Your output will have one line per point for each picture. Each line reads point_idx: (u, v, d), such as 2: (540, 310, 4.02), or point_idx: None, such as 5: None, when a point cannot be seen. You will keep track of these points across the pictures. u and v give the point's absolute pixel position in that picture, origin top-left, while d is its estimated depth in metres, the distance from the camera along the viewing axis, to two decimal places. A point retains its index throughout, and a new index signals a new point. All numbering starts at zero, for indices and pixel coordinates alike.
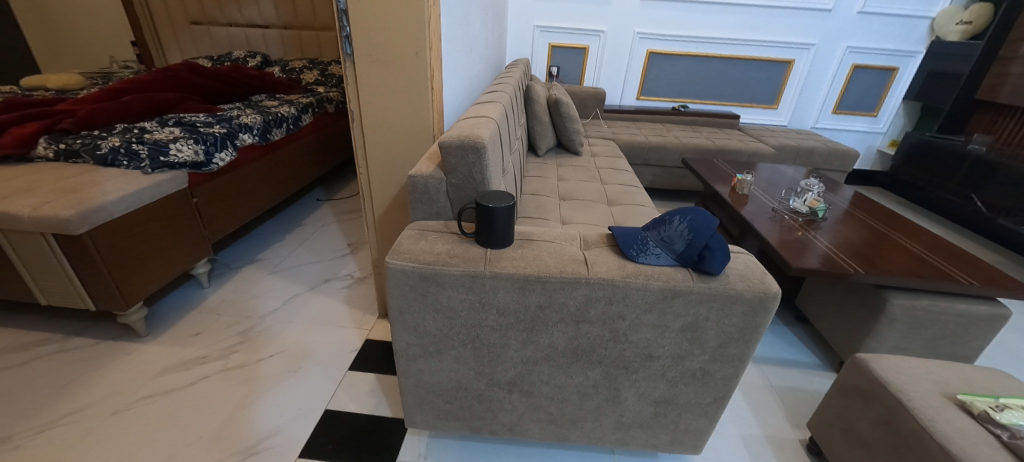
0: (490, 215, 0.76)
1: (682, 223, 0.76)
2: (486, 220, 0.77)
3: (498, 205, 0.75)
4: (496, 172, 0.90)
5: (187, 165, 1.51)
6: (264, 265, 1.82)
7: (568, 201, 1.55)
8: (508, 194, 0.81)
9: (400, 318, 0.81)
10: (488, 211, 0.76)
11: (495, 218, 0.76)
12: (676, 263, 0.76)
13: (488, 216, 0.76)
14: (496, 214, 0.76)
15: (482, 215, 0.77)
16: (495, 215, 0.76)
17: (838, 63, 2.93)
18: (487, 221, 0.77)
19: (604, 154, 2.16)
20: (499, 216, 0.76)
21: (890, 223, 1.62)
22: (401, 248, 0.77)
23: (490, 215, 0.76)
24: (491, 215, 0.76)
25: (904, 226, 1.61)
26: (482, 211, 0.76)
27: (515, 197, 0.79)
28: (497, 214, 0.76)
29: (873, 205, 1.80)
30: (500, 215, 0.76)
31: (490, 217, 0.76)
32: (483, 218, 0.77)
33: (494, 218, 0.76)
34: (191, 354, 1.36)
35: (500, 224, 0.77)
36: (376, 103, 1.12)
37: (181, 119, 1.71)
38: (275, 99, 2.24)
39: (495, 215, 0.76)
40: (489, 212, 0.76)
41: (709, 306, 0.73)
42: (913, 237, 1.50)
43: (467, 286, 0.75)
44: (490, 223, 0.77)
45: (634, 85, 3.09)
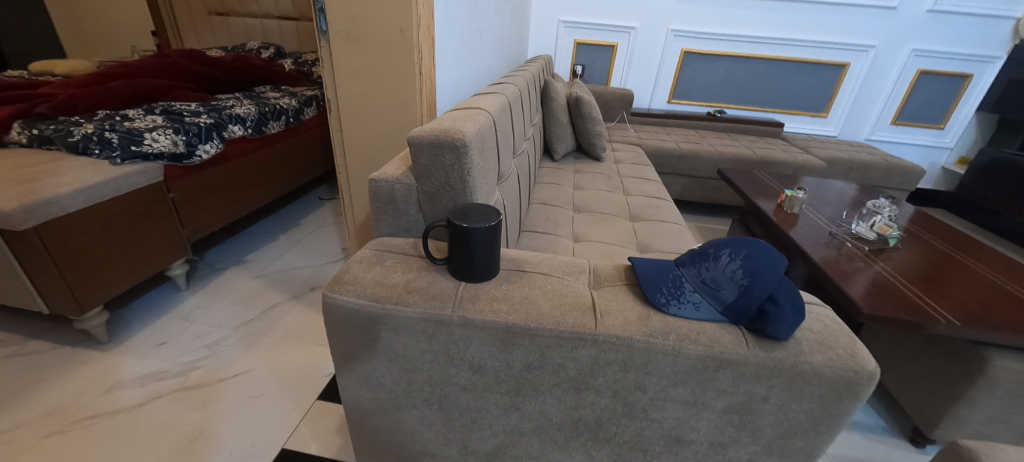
0: (466, 239, 0.56)
1: (735, 262, 0.54)
2: (461, 245, 0.57)
3: (476, 226, 0.55)
4: (486, 178, 0.71)
5: (165, 157, 1.37)
6: (249, 268, 1.68)
7: (584, 214, 1.33)
8: (496, 209, 0.61)
9: (347, 365, 0.62)
10: (464, 233, 0.56)
11: (471, 243, 0.56)
12: (724, 318, 0.54)
13: (464, 241, 0.56)
14: (474, 237, 0.56)
15: (456, 239, 0.57)
16: (473, 239, 0.56)
17: (901, 68, 2.60)
18: (462, 246, 0.57)
19: (629, 160, 1.93)
20: (478, 241, 0.56)
21: (961, 246, 1.36)
22: (348, 275, 0.58)
23: (466, 239, 0.56)
24: (466, 238, 0.56)
25: (978, 249, 1.34)
26: (457, 234, 0.56)
27: (503, 214, 0.59)
28: (476, 238, 0.56)
29: (934, 221, 1.53)
30: (479, 240, 0.56)
31: (466, 242, 0.56)
32: (458, 243, 0.57)
33: (472, 244, 0.56)
34: (150, 367, 1.21)
35: (480, 251, 0.57)
36: (354, 90, 0.95)
37: (169, 108, 1.59)
38: (278, 91, 2.12)
39: (473, 239, 0.56)
40: (465, 236, 0.56)
41: (767, 384, 0.52)
42: (995, 266, 1.23)
43: (430, 335, 0.55)
44: (466, 249, 0.57)
45: (665, 87, 2.84)
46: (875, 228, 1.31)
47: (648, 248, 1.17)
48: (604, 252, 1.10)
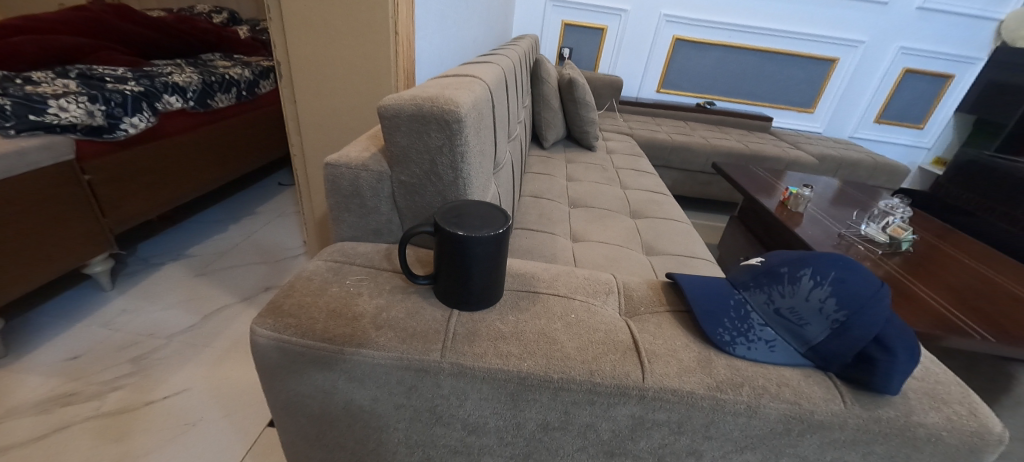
0: (462, 252, 0.40)
1: (823, 288, 0.41)
2: (455, 260, 0.41)
3: (476, 234, 0.39)
4: (482, 167, 0.54)
5: (79, 129, 1.11)
6: (191, 263, 1.44)
7: (581, 209, 1.19)
8: (501, 208, 0.45)
9: (291, 421, 0.45)
10: (459, 244, 0.40)
11: (469, 257, 0.40)
12: (808, 363, 0.41)
13: (458, 254, 0.40)
14: (474, 250, 0.40)
15: (447, 251, 0.41)
16: (471, 252, 0.40)
17: (888, 65, 2.58)
18: (456, 262, 0.41)
19: (622, 150, 1.80)
20: (480, 256, 0.40)
21: (955, 245, 1.33)
22: (292, 301, 0.41)
23: (462, 251, 0.40)
24: (462, 250, 0.40)
25: (984, 253, 1.29)
26: (448, 244, 0.40)
27: (511, 215, 0.43)
28: (476, 251, 0.40)
29: (926, 219, 1.49)
30: (479, 254, 0.40)
31: (463, 256, 0.40)
32: (451, 257, 0.41)
33: (471, 259, 0.40)
34: (57, 388, 0.99)
35: (481, 269, 0.41)
36: (311, 51, 0.76)
37: (88, 71, 1.32)
38: (229, 60, 1.85)
39: (472, 253, 0.40)
40: (462, 247, 0.40)
41: (863, 451, 0.39)
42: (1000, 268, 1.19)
43: (409, 387, 0.39)
44: (461, 264, 0.41)
45: (655, 76, 2.72)
46: (888, 229, 1.21)
47: (655, 249, 1.04)
48: (608, 254, 0.96)
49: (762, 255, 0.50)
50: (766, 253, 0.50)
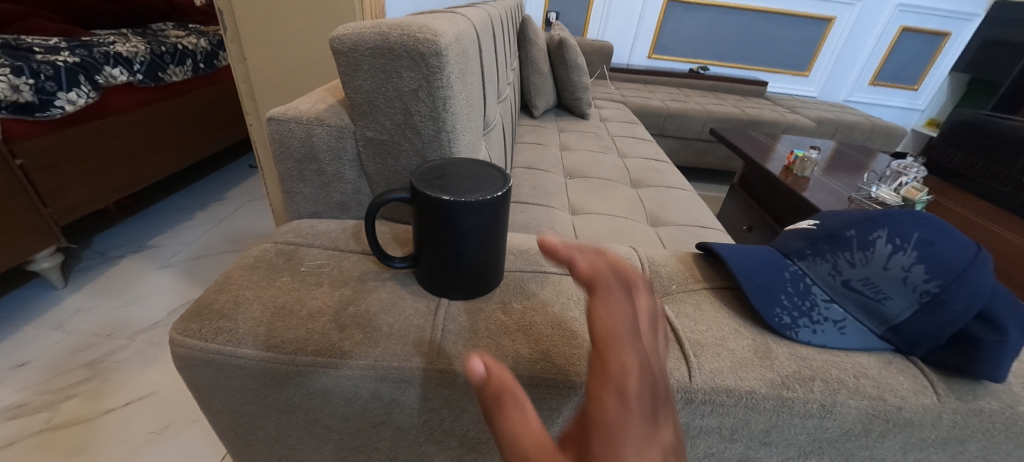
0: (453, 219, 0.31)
1: (906, 254, 0.32)
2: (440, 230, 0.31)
3: (465, 199, 0.30)
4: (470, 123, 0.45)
5: (3, 107, 0.97)
6: (154, 255, 1.32)
7: (577, 179, 1.10)
8: (498, 168, 0.35)
9: (242, 446, 0.36)
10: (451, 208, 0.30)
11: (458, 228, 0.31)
12: (887, 346, 0.33)
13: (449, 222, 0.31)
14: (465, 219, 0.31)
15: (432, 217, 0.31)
16: (460, 222, 0.31)
17: (885, 24, 2.49)
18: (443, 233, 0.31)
19: (616, 118, 1.70)
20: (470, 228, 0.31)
21: (961, 201, 1.28)
22: (226, 298, 0.31)
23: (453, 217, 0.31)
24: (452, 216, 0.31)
25: (997, 213, 1.23)
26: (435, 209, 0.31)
27: (511, 176, 0.34)
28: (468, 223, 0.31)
29: (934, 179, 1.43)
30: (471, 224, 0.31)
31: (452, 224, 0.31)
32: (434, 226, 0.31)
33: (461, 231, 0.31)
34: (2, 400, 0.88)
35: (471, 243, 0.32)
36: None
37: (13, 41, 1.15)
38: (183, 30, 1.68)
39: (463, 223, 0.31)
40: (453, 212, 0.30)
41: (954, 450, 0.31)
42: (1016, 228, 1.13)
43: (388, 400, 0.30)
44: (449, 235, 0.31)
45: (646, 41, 2.60)
46: (901, 191, 1.15)
47: (660, 220, 0.95)
48: (611, 226, 0.87)
49: (813, 219, 0.42)
50: (818, 217, 0.42)
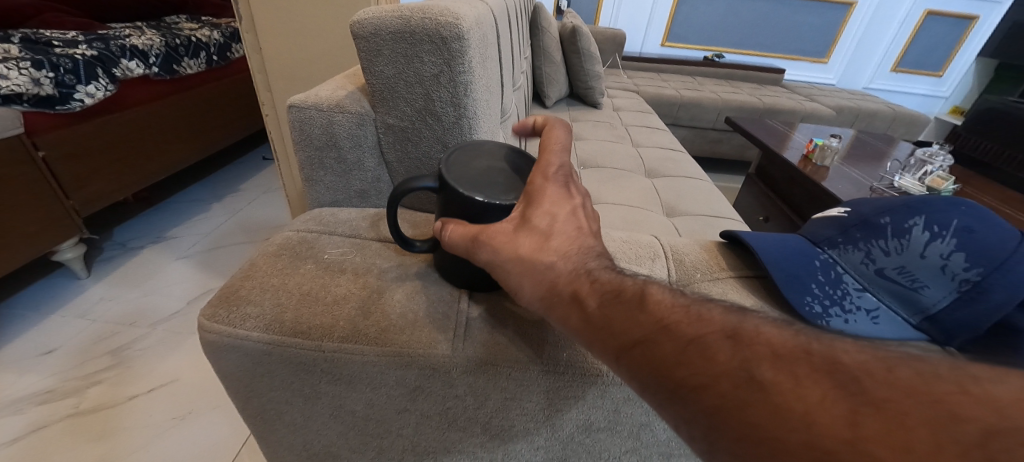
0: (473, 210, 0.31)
1: (944, 242, 0.32)
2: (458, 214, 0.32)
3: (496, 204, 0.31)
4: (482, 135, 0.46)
5: (25, 100, 0.98)
6: (172, 246, 1.34)
7: (591, 170, 1.09)
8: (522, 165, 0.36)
9: (269, 431, 0.36)
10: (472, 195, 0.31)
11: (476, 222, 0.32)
12: (923, 337, 0.31)
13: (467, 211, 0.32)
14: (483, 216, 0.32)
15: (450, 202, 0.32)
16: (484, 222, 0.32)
17: (908, 8, 2.40)
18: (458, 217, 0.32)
19: (629, 107, 1.67)
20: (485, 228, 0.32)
21: (987, 190, 1.24)
22: (252, 285, 0.31)
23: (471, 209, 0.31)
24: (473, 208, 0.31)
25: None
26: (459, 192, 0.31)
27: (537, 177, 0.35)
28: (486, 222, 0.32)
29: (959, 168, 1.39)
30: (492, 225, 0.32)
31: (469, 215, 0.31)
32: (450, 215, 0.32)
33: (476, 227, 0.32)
34: (33, 385, 0.91)
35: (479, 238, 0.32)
36: None
37: (33, 35, 1.17)
38: (196, 22, 1.69)
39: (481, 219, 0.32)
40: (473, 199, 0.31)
41: None
42: None
43: (413, 387, 0.30)
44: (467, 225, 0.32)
45: (659, 28, 2.55)
46: (925, 180, 1.12)
47: (676, 210, 0.93)
48: (626, 216, 0.86)
49: (842, 207, 0.41)
50: (848, 205, 0.41)
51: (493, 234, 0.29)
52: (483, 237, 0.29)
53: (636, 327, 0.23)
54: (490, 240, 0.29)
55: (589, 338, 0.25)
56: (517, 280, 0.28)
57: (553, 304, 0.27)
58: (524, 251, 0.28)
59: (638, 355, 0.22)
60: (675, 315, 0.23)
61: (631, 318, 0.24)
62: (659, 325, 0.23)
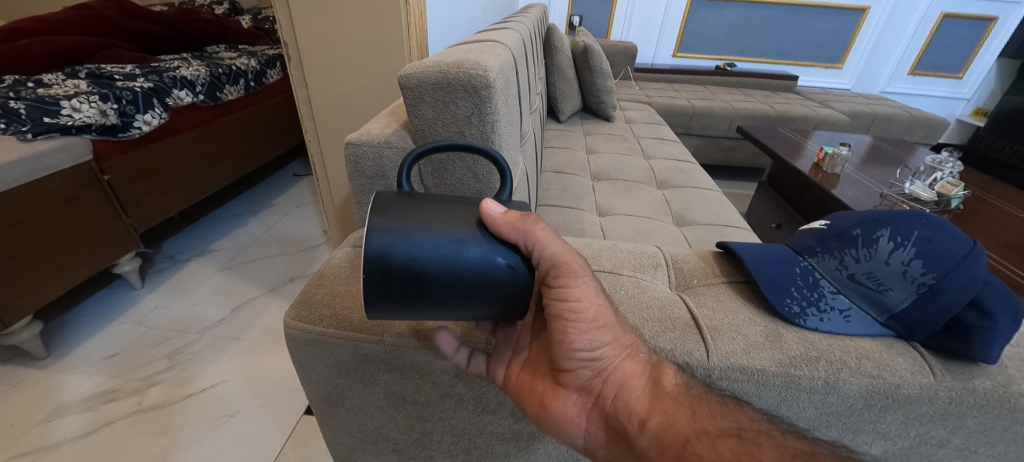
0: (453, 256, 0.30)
1: (905, 250, 0.37)
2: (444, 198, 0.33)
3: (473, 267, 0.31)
4: (474, 181, 0.50)
5: (93, 130, 1.10)
6: (215, 258, 1.45)
7: (604, 182, 1.15)
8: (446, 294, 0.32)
9: (332, 415, 0.43)
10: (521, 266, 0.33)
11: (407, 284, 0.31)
12: (889, 333, 0.37)
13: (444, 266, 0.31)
14: (390, 261, 0.30)
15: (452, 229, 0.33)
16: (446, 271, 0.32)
17: (923, 12, 2.40)
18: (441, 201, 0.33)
19: (641, 119, 1.73)
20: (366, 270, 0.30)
21: (1002, 195, 1.25)
22: (324, 291, 0.39)
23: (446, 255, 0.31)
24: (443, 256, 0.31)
25: None
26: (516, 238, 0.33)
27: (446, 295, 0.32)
28: (408, 275, 0.30)
29: (975, 173, 1.39)
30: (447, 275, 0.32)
31: (449, 240, 0.31)
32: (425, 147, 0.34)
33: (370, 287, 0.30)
34: (100, 385, 1.01)
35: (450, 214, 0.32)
36: (320, 30, 0.73)
37: (97, 70, 1.30)
38: (235, 51, 1.83)
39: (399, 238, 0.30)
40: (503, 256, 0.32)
41: (952, 425, 0.35)
42: None
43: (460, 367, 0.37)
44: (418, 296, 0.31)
45: (670, 40, 2.60)
46: (935, 187, 1.14)
47: (686, 220, 0.99)
48: (637, 227, 0.91)
49: (826, 218, 0.46)
50: (830, 216, 0.46)
51: (578, 270, 0.35)
52: (566, 265, 0.35)
53: (731, 427, 0.29)
54: (578, 275, 0.35)
55: (673, 423, 0.31)
56: (598, 335, 0.34)
57: (633, 382, 0.34)
58: (611, 319, 0.35)
59: (729, 449, 0.28)
60: (768, 429, 0.29)
61: (726, 419, 0.30)
62: (754, 433, 0.29)
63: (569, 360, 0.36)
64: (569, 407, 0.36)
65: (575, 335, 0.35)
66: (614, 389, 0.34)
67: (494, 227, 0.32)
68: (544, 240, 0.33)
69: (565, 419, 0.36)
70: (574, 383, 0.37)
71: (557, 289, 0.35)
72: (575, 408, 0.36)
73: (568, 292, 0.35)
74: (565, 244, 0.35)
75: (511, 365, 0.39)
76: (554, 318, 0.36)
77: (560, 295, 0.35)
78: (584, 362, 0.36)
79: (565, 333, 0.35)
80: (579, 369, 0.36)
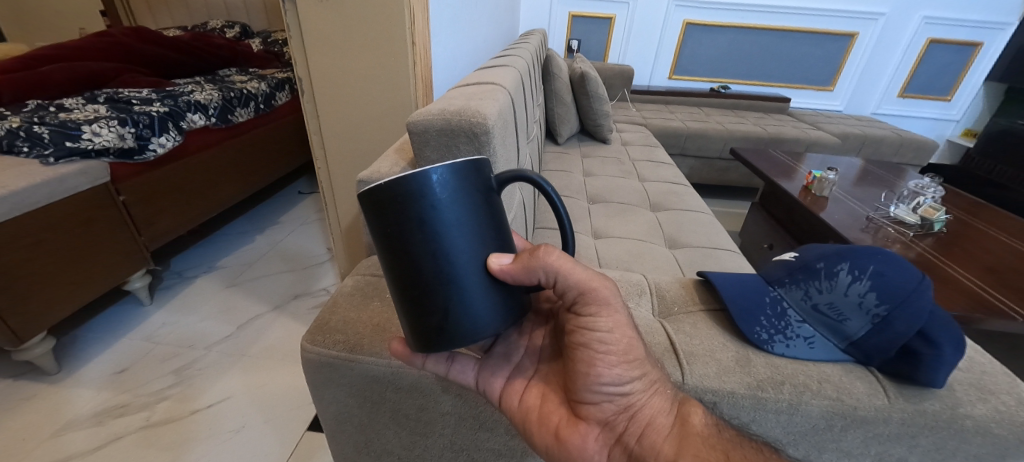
0: (453, 270, 0.33)
1: (861, 283, 0.40)
2: (492, 215, 0.35)
3: (441, 295, 0.33)
4: None
5: (112, 153, 1.16)
6: (222, 275, 1.49)
7: (600, 205, 1.19)
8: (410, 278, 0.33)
9: (339, 431, 0.47)
10: (485, 331, 0.35)
11: (399, 241, 0.33)
12: (849, 358, 0.41)
13: (436, 266, 0.33)
14: (403, 202, 0.31)
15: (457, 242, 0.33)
16: (421, 270, 0.33)
17: (911, 37, 2.48)
18: (467, 223, 0.33)
19: (637, 141, 1.79)
20: (386, 188, 0.31)
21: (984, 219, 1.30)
22: (337, 317, 0.43)
23: (449, 259, 0.33)
24: (443, 258, 0.33)
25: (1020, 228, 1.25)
26: (505, 304, 0.36)
27: (408, 279, 0.34)
28: (406, 224, 0.32)
29: (958, 196, 1.45)
30: (421, 271, 0.33)
31: (444, 250, 0.33)
32: (531, 171, 0.38)
33: (374, 205, 0.32)
34: (109, 400, 1.04)
35: (464, 242, 0.33)
36: (332, 67, 0.78)
37: (116, 95, 1.36)
38: (245, 74, 1.91)
39: (437, 199, 0.32)
40: (481, 314, 0.35)
41: (908, 444, 0.39)
42: None
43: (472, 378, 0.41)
44: (400, 262, 0.33)
45: (666, 62, 2.68)
46: (918, 211, 1.19)
47: (678, 243, 1.03)
48: (631, 250, 0.96)
49: (796, 251, 0.50)
50: (800, 249, 0.49)
51: (607, 304, 0.38)
52: (593, 290, 0.37)
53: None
54: (610, 310, 0.38)
55: None
56: (629, 371, 0.38)
57: (660, 420, 0.37)
58: (640, 355, 0.38)
59: None
60: None
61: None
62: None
63: (594, 394, 0.39)
64: (591, 441, 0.39)
65: (605, 369, 0.38)
66: (640, 426, 0.37)
67: (513, 272, 0.35)
68: (566, 271, 0.36)
69: (583, 454, 0.39)
70: (597, 416, 0.39)
71: (586, 316, 0.38)
72: (595, 442, 0.39)
73: (602, 326, 0.38)
74: (591, 273, 0.38)
75: (526, 391, 0.42)
76: (582, 348, 0.38)
77: (590, 322, 0.38)
78: (611, 396, 0.38)
79: (595, 365, 0.38)
80: (603, 403, 0.39)
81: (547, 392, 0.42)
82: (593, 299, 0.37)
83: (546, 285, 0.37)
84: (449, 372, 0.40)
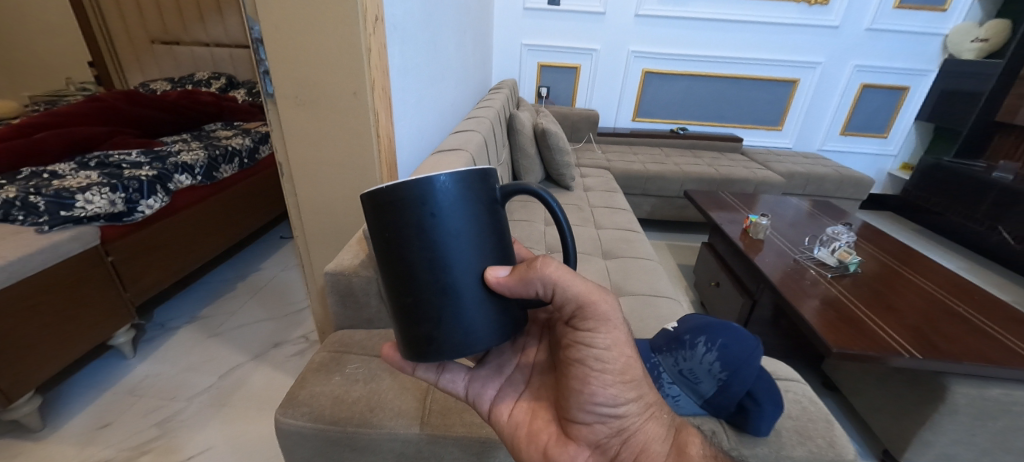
0: (449, 277, 0.38)
1: (711, 353, 0.52)
2: (491, 224, 0.41)
3: (440, 302, 0.39)
4: None
5: (102, 217, 1.25)
6: (204, 325, 1.56)
7: (557, 254, 1.32)
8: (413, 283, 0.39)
9: None
10: (475, 335, 0.41)
11: (400, 243, 0.38)
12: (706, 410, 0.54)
13: (435, 277, 0.39)
14: (407, 210, 0.37)
15: (455, 249, 0.38)
16: (420, 278, 0.39)
17: (846, 83, 2.75)
18: (466, 234, 0.39)
19: (597, 186, 1.95)
20: (389, 193, 0.37)
21: (899, 259, 1.46)
22: (305, 392, 0.54)
23: (446, 269, 0.39)
24: (441, 267, 0.39)
25: (928, 267, 1.42)
26: (498, 315, 0.42)
27: (412, 282, 0.40)
28: (407, 232, 0.38)
29: (880, 236, 1.62)
30: (422, 277, 0.39)
31: (444, 259, 0.38)
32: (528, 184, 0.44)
33: (377, 207, 0.38)
34: (91, 455, 1.09)
35: (460, 249, 0.38)
36: (308, 153, 0.90)
37: (106, 158, 1.46)
38: (230, 128, 2.03)
39: (439, 212, 0.37)
40: (472, 319, 0.40)
41: None
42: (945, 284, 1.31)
43: (417, 432, 0.51)
44: (402, 267, 0.39)
45: (629, 106, 2.89)
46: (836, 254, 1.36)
47: (622, 291, 1.16)
48: None
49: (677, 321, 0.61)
50: (679, 320, 0.61)
51: (607, 324, 0.43)
52: (593, 303, 0.42)
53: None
54: (609, 332, 0.43)
55: None
56: (622, 395, 0.44)
57: (654, 446, 0.45)
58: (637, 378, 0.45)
59: None
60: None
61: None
62: None
63: (589, 416, 0.45)
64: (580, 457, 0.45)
65: (602, 393, 0.44)
66: (632, 449, 0.44)
67: (508, 282, 0.40)
68: (563, 281, 0.40)
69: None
70: (588, 437, 0.46)
71: (585, 337, 0.43)
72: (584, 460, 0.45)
73: (602, 349, 0.43)
74: (590, 287, 0.42)
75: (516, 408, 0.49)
76: (581, 369, 0.44)
77: (589, 337, 0.43)
78: (604, 418, 0.45)
79: (593, 388, 0.44)
80: (597, 424, 0.45)
81: (538, 410, 0.49)
82: (595, 322, 0.43)
83: (545, 296, 0.42)
84: (441, 379, 0.50)
